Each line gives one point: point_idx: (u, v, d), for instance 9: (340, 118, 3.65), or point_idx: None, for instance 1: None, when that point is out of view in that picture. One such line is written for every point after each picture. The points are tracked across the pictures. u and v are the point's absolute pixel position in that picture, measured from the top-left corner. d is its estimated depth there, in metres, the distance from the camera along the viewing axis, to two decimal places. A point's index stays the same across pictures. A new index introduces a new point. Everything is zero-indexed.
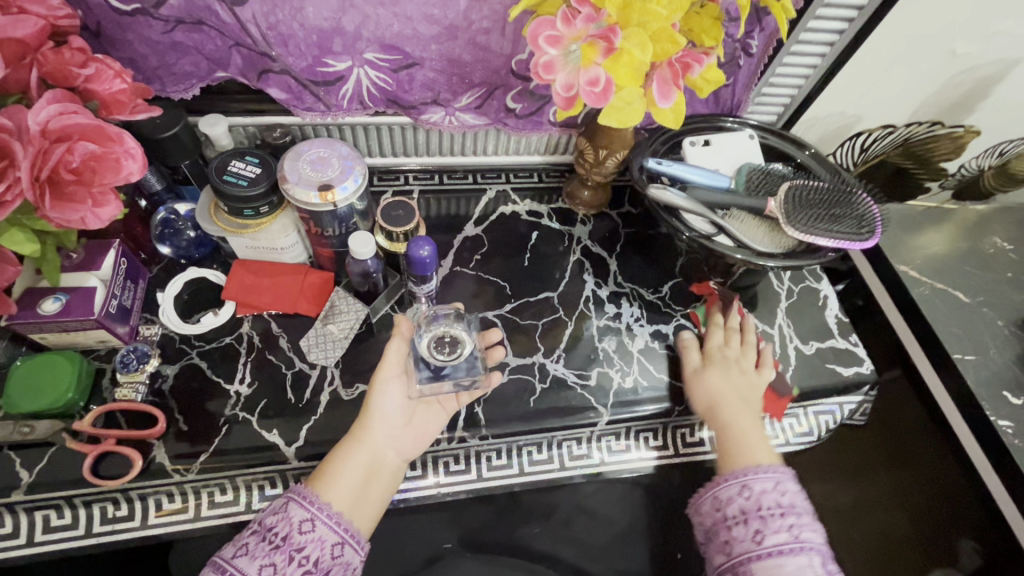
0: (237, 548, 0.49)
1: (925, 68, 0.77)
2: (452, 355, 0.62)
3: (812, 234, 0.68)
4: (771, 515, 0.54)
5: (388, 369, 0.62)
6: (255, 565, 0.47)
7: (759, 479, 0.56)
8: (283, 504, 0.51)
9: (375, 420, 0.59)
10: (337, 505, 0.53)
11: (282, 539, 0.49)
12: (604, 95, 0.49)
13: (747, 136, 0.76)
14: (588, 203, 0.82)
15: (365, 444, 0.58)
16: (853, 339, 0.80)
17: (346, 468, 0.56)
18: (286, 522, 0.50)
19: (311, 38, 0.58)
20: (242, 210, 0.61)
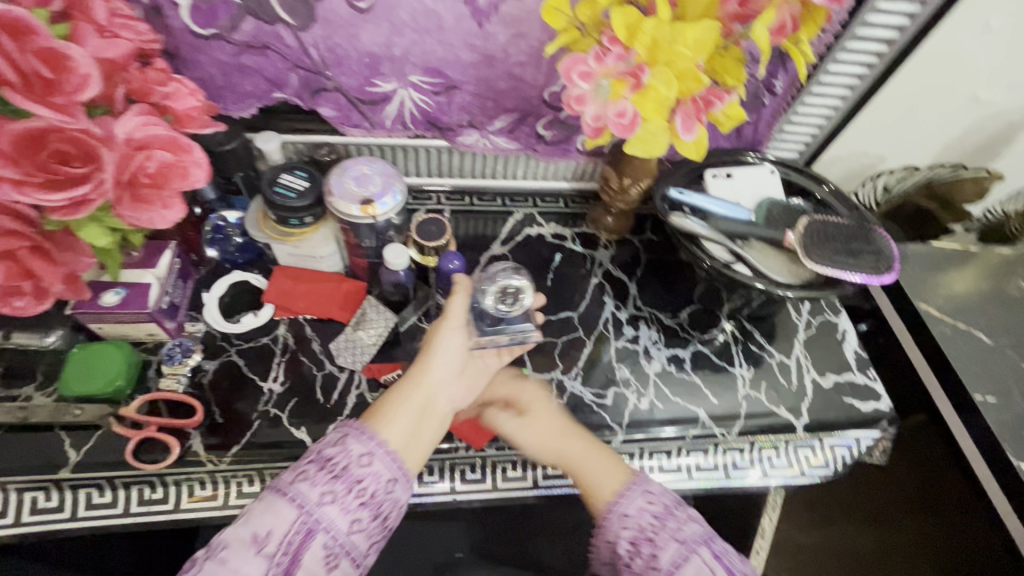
0: (297, 474, 0.52)
1: (945, 111, 0.80)
2: (515, 305, 0.68)
3: (832, 268, 0.69)
4: (654, 533, 0.56)
5: (449, 322, 0.66)
6: (317, 490, 0.51)
7: (631, 502, 0.58)
8: (341, 438, 0.55)
9: (432, 365, 0.63)
10: (393, 443, 0.56)
11: (341, 471, 0.52)
12: (631, 127, 0.53)
13: (768, 170, 0.79)
14: (610, 228, 0.86)
15: (421, 387, 0.61)
16: (871, 374, 0.80)
17: (401, 407, 0.58)
18: (344, 454, 0.53)
19: (363, 61, 0.64)
20: (288, 219, 0.65)
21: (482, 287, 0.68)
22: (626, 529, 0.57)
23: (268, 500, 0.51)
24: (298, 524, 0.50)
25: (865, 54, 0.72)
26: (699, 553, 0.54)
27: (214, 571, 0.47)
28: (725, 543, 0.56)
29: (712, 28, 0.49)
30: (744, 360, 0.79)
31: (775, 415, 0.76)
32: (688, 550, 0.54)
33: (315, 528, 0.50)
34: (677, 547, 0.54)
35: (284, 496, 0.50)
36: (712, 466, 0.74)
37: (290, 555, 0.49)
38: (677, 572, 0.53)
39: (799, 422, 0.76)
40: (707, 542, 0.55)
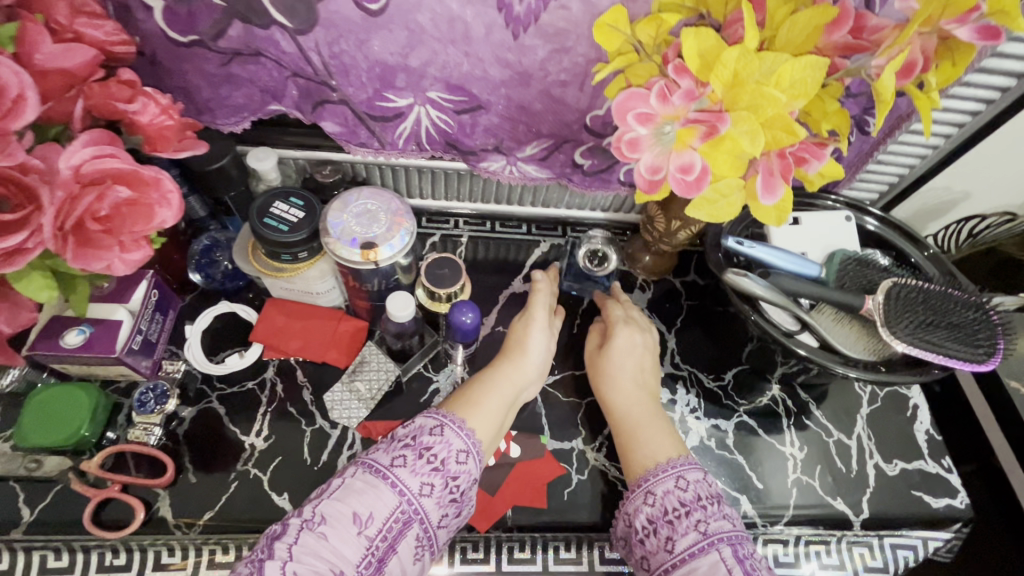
0: (394, 458, 0.49)
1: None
2: (602, 266, 0.71)
3: (915, 347, 0.58)
4: (676, 518, 0.52)
5: (533, 321, 0.64)
6: (416, 480, 0.48)
7: (660, 482, 0.54)
8: (439, 429, 0.51)
9: (517, 366, 0.60)
10: (481, 436, 0.53)
11: (441, 463, 0.49)
12: (697, 185, 0.42)
13: (844, 217, 0.67)
14: (648, 268, 0.75)
15: (506, 382, 0.59)
16: (946, 463, 0.68)
17: (488, 401, 0.56)
18: (443, 446, 0.50)
19: (374, 72, 0.53)
20: (279, 253, 0.56)
21: (585, 238, 0.73)
22: (648, 507, 0.53)
23: (363, 479, 0.47)
24: (398, 513, 0.46)
25: (984, 90, 0.59)
26: (719, 550, 0.49)
27: (311, 546, 0.44)
28: (753, 550, 0.51)
29: (814, 66, 0.37)
30: (796, 438, 0.68)
31: (830, 507, 0.65)
32: (707, 543, 0.49)
33: (412, 519, 0.47)
34: (692, 537, 0.50)
35: (384, 481, 0.47)
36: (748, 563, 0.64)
37: (386, 545, 0.46)
38: (691, 561, 0.49)
39: (857, 519, 0.65)
40: (733, 542, 0.50)
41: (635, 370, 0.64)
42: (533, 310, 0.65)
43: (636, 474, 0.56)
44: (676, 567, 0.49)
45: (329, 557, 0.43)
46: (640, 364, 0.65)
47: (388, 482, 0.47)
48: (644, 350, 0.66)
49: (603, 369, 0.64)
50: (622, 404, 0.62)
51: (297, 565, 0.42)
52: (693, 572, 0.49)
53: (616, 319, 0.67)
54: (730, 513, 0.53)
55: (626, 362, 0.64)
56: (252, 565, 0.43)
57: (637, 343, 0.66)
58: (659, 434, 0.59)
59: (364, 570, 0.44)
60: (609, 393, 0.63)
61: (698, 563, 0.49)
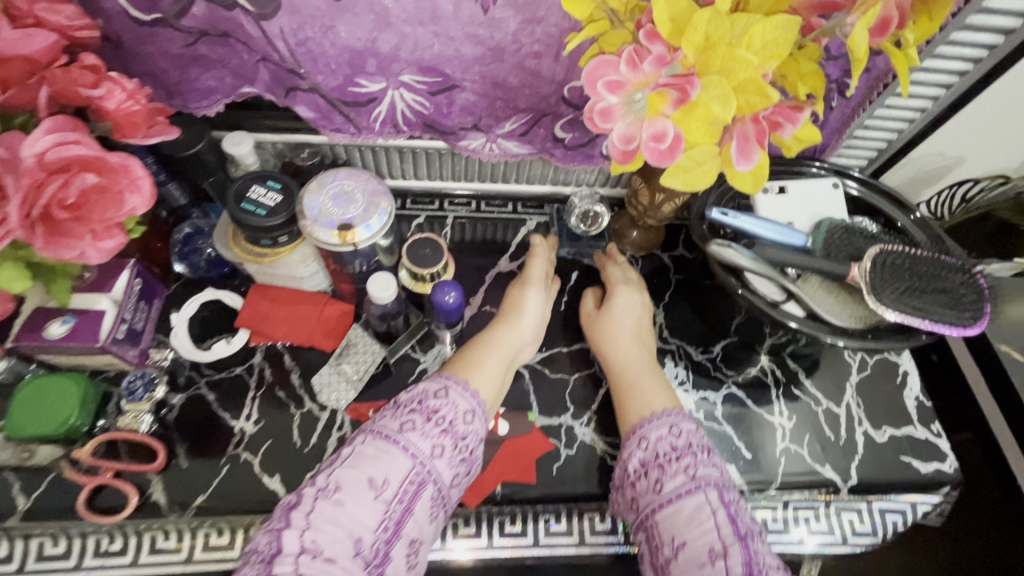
0: (402, 424, 0.49)
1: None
2: (594, 225, 0.73)
3: (905, 315, 0.57)
4: (665, 461, 0.52)
5: (531, 283, 0.65)
6: (427, 442, 0.48)
7: (654, 429, 0.55)
8: (444, 391, 0.52)
9: (517, 327, 0.61)
10: (481, 395, 0.54)
11: (450, 424, 0.50)
12: (671, 153, 0.41)
13: (831, 184, 0.67)
14: (637, 244, 0.74)
15: (508, 342, 0.60)
16: (935, 429, 0.68)
17: (488, 363, 0.57)
18: (450, 408, 0.51)
19: (343, 59, 0.52)
20: (259, 238, 0.56)
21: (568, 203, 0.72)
22: (640, 452, 0.54)
23: (374, 445, 0.47)
24: (412, 475, 0.47)
25: (970, 47, 0.57)
26: (707, 493, 0.49)
27: (328, 514, 0.43)
28: (739, 499, 0.50)
29: (788, 25, 0.36)
30: (785, 407, 0.68)
31: (818, 475, 0.65)
32: (694, 485, 0.50)
33: (426, 481, 0.47)
34: (680, 478, 0.51)
35: (396, 445, 0.47)
36: None
37: (402, 508, 0.46)
38: (677, 502, 0.50)
39: (846, 485, 0.65)
40: (720, 488, 0.50)
41: (631, 328, 0.65)
42: (531, 273, 0.66)
43: (630, 423, 0.57)
44: (662, 506, 0.50)
45: (347, 523, 0.43)
46: (640, 323, 0.66)
47: (398, 446, 0.47)
48: (638, 312, 0.66)
49: (601, 327, 0.65)
50: (621, 360, 0.63)
51: (315, 533, 0.42)
52: (678, 512, 0.49)
53: (614, 281, 0.68)
54: (720, 460, 0.53)
55: (624, 320, 0.65)
56: (270, 537, 0.43)
57: (635, 302, 0.67)
58: (657, 387, 0.60)
59: (382, 534, 0.44)
60: (606, 350, 0.64)
61: (683, 503, 0.49)
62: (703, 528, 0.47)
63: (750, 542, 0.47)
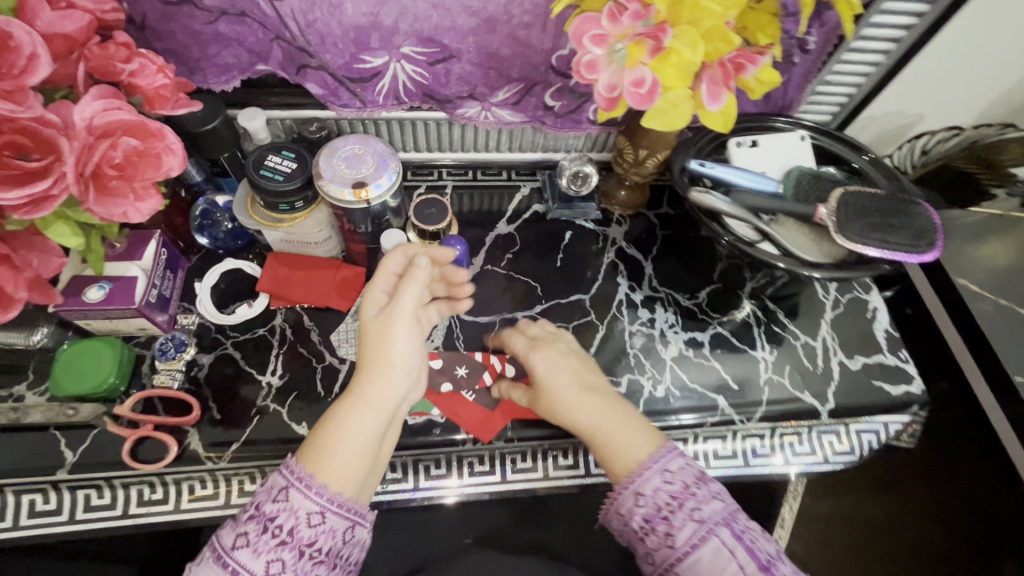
0: (235, 538, 0.47)
1: (1009, 55, 0.71)
2: (584, 185, 0.77)
3: (865, 243, 0.64)
4: (672, 512, 0.50)
5: (394, 318, 0.54)
6: (260, 561, 0.46)
7: (648, 481, 0.52)
8: (283, 492, 0.48)
9: (380, 383, 0.52)
10: (342, 488, 0.50)
11: (288, 533, 0.47)
12: (650, 97, 0.46)
13: (798, 136, 0.72)
14: (624, 203, 0.80)
15: (365, 401, 0.52)
16: (902, 356, 0.75)
17: (344, 448, 0.50)
18: (288, 514, 0.48)
19: (348, 35, 0.57)
20: (277, 204, 0.61)
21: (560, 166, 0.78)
22: (642, 505, 0.52)
23: (208, 567, 0.46)
24: None
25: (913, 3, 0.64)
26: (719, 534, 0.49)
27: None
28: (748, 520, 0.51)
29: None
30: (766, 343, 0.75)
31: (799, 401, 0.71)
32: (705, 532, 0.49)
33: None
34: (690, 534, 0.49)
35: (223, 569, 0.45)
36: (731, 452, 0.71)
37: None
38: (693, 552, 0.49)
39: (824, 408, 0.71)
40: (728, 523, 0.49)
41: (562, 378, 0.61)
42: (400, 303, 0.55)
43: (619, 475, 0.54)
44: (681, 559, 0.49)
45: None
46: (572, 372, 0.62)
47: (229, 566, 0.46)
48: (564, 363, 0.62)
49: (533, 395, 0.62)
50: (583, 420, 0.58)
51: None
52: (696, 562, 0.48)
53: (524, 351, 0.64)
54: (717, 489, 0.52)
55: (555, 379, 0.61)
56: None
57: (557, 360, 0.62)
58: (629, 428, 0.56)
59: None
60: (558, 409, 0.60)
61: (701, 552, 0.48)
62: (726, 572, 0.47)
63: (774, 568, 0.48)
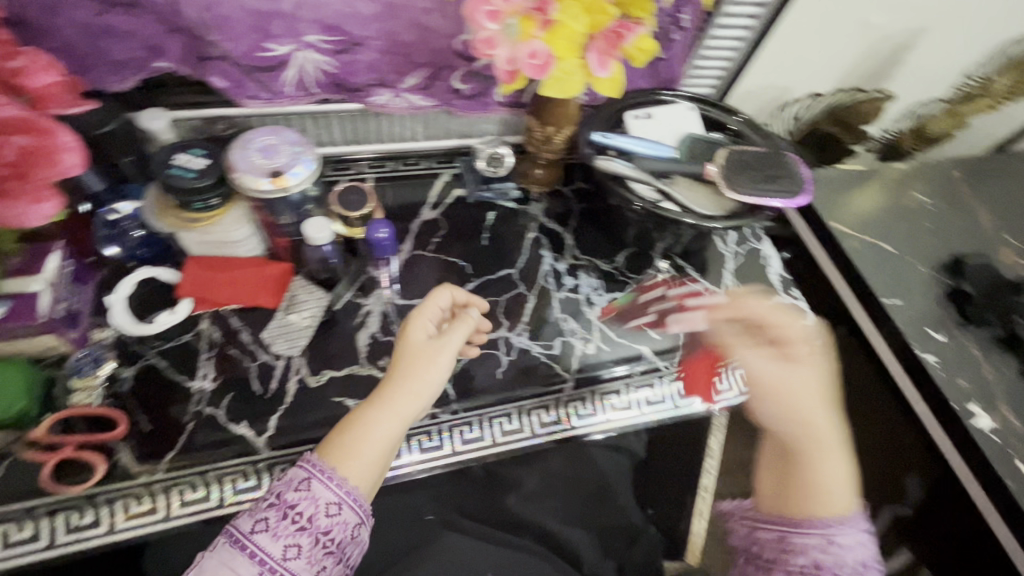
0: (255, 522, 0.48)
1: (847, 28, 0.84)
2: (497, 167, 0.81)
3: (748, 193, 0.73)
4: (842, 571, 0.54)
5: (441, 350, 0.59)
6: (279, 544, 0.48)
7: (846, 535, 0.55)
8: (305, 482, 0.50)
9: (412, 398, 0.55)
10: (359, 484, 0.52)
11: (307, 521, 0.49)
12: (545, 67, 0.51)
13: (686, 108, 0.80)
14: (540, 181, 0.85)
15: (392, 411, 0.55)
16: (795, 294, 0.85)
17: (372, 449, 0.53)
18: (310, 502, 0.50)
19: (249, 21, 0.58)
20: (191, 202, 0.60)
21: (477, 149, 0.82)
22: (797, 553, 0.56)
23: (223, 552, 0.47)
24: None
25: None
26: None
27: None
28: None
29: None
30: None
31: None
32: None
33: None
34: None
35: (241, 552, 0.47)
36: (660, 397, 0.75)
37: None
38: None
39: None
40: None
41: (803, 389, 0.59)
42: (447, 340, 0.59)
43: (811, 510, 0.56)
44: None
45: None
46: (797, 365, 0.60)
47: (248, 549, 0.47)
48: (802, 378, 0.60)
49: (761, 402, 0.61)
50: (778, 424, 0.60)
51: None
52: None
53: (763, 310, 0.63)
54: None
55: (788, 382, 0.60)
56: None
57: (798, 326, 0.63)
58: (839, 465, 0.58)
59: None
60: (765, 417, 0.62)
61: None
62: None
63: None
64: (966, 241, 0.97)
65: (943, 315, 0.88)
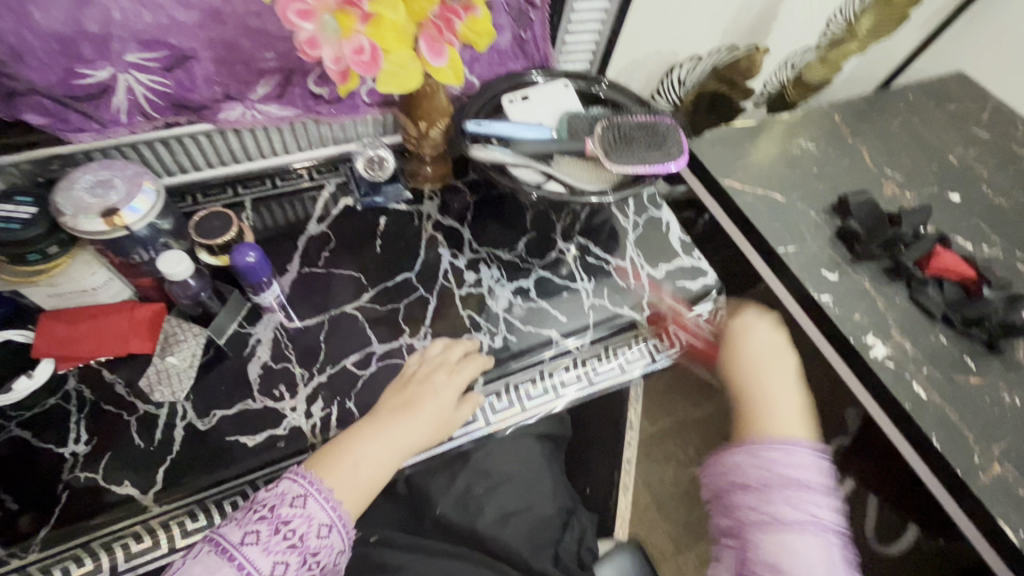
0: (245, 534, 0.51)
1: None
2: (381, 170, 0.79)
3: (630, 164, 0.72)
4: (786, 491, 0.64)
5: (450, 422, 0.65)
6: (268, 559, 0.51)
7: (796, 462, 0.66)
8: (301, 499, 0.54)
9: (419, 439, 0.62)
10: (345, 500, 0.56)
11: (298, 539, 0.52)
12: (374, 62, 0.49)
13: (561, 85, 0.80)
14: (432, 177, 0.83)
15: (399, 448, 0.60)
16: (696, 255, 0.85)
17: (367, 470, 0.58)
18: (303, 520, 0.53)
19: (51, 48, 0.53)
20: (26, 255, 0.54)
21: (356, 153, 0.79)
22: (777, 506, 0.64)
23: (208, 559, 0.50)
24: None
25: None
26: (828, 539, 0.63)
27: None
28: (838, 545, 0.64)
29: None
30: (584, 274, 0.81)
31: (620, 314, 0.78)
32: (815, 530, 0.63)
33: None
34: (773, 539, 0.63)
35: (229, 560, 0.50)
36: (576, 379, 0.76)
37: None
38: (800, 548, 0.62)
39: (642, 315, 0.79)
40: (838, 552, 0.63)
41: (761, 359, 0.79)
42: (458, 411, 0.66)
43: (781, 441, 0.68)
44: (773, 526, 0.63)
45: None
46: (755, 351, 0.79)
47: (237, 560, 0.50)
48: (771, 339, 0.81)
49: (804, 366, 0.81)
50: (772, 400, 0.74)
51: None
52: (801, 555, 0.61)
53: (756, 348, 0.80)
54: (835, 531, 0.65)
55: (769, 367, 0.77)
56: None
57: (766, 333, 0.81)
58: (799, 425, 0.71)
59: None
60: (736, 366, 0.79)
61: (804, 546, 0.62)
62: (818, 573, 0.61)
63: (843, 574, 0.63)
64: (854, 181, 1.01)
65: (834, 254, 0.92)
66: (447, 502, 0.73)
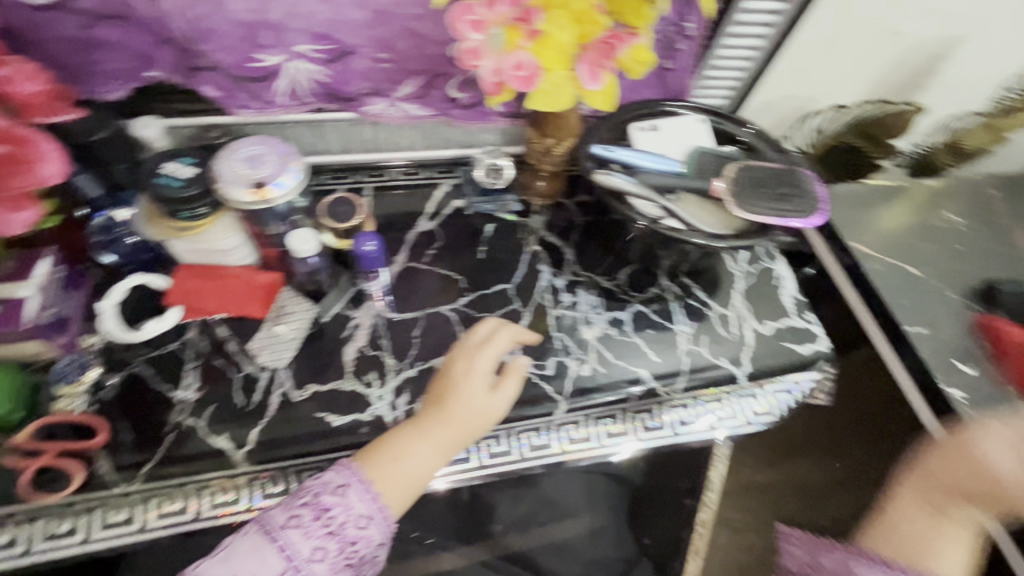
0: (288, 518, 0.50)
1: (879, 40, 0.78)
2: (497, 176, 0.78)
3: (758, 213, 0.69)
4: None
5: (493, 411, 0.58)
6: (308, 543, 0.49)
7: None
8: (342, 489, 0.51)
9: (454, 431, 0.56)
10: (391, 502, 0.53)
11: (337, 526, 0.50)
12: (531, 79, 0.49)
13: (695, 119, 0.77)
14: (544, 192, 0.81)
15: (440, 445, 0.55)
16: (808, 318, 0.79)
17: (406, 468, 0.54)
18: (343, 509, 0.50)
19: (237, 32, 0.57)
20: (179, 212, 0.59)
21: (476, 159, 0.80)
22: None
23: (254, 539, 0.49)
24: None
25: None
26: None
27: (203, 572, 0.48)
28: None
29: None
30: (685, 316, 0.77)
31: (717, 367, 0.74)
32: None
33: None
34: None
35: (272, 543, 0.48)
36: (659, 425, 0.72)
37: None
38: None
39: (741, 372, 0.74)
40: None
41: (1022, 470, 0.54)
42: (498, 396, 0.59)
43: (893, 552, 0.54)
44: None
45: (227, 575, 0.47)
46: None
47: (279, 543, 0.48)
48: None
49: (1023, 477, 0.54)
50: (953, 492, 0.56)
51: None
52: None
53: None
54: None
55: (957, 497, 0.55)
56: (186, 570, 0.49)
57: None
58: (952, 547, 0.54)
59: None
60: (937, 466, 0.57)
61: None
62: None
63: None
64: (1003, 266, 0.91)
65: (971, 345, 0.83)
66: (507, 521, 0.73)
